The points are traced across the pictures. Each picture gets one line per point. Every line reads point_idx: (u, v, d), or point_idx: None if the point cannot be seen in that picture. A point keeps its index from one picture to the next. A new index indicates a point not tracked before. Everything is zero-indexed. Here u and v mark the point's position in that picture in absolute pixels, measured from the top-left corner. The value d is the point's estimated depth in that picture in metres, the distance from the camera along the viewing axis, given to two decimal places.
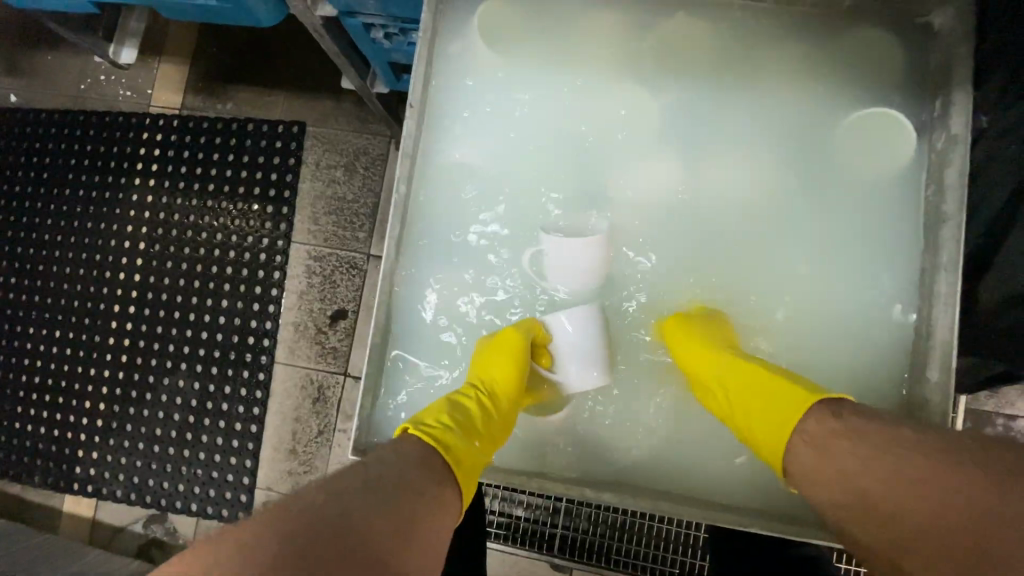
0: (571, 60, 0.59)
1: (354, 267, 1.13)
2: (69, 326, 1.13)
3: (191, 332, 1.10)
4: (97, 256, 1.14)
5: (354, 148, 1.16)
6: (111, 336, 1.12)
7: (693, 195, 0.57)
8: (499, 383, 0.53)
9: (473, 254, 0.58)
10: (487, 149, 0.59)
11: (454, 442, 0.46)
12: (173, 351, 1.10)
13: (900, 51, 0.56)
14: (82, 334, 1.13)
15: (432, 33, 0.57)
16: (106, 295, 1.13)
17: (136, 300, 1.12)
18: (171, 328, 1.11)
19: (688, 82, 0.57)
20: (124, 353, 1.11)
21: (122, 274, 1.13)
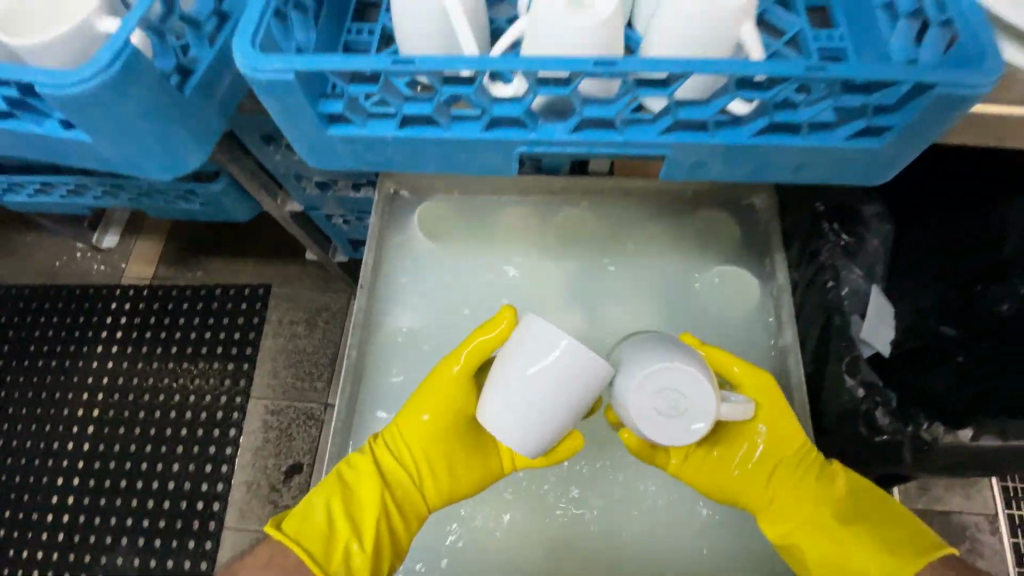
0: (491, 242, 0.75)
1: (311, 418, 1.17)
2: (7, 503, 1.12)
3: (135, 502, 1.10)
4: (48, 427, 1.16)
5: (316, 305, 1.27)
6: (50, 512, 1.11)
7: (595, 341, 0.71)
8: (410, 450, 0.61)
9: None
10: (426, 314, 0.72)
11: (313, 520, 0.55)
12: (114, 524, 1.09)
13: (738, 222, 0.74)
14: (21, 512, 1.11)
15: (381, 230, 0.73)
16: (51, 468, 1.13)
17: (81, 471, 1.13)
18: (121, 496, 1.11)
19: (581, 256, 0.74)
20: (61, 530, 1.10)
21: (71, 445, 1.15)
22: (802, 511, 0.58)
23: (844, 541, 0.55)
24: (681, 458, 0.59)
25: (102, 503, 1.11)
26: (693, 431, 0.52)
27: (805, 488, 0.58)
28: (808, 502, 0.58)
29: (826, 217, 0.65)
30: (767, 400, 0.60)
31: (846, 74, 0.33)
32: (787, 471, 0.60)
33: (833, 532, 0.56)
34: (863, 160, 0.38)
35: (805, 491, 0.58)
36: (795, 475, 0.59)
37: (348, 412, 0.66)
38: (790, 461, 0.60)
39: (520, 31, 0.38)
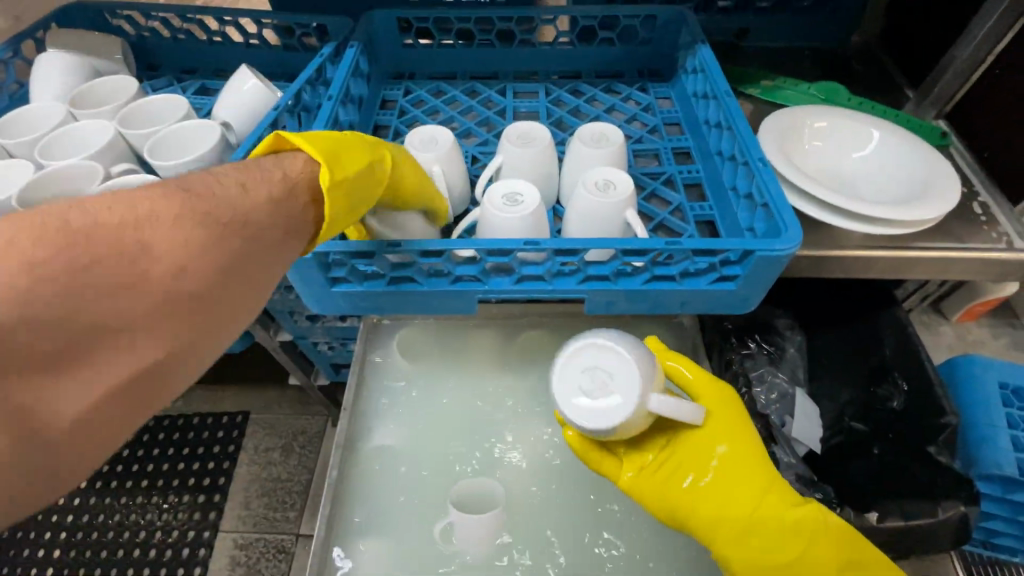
0: (459, 366, 0.87)
1: (281, 551, 1.16)
2: None
3: None
4: None
5: (293, 429, 1.31)
6: None
7: (553, 452, 0.79)
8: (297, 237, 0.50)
9: (392, 521, 0.73)
10: (401, 432, 0.80)
11: None
12: None
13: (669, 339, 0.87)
14: None
15: (363, 358, 0.83)
16: None
17: None
18: None
19: (537, 374, 0.86)
20: None
21: None
22: (767, 528, 0.56)
23: (807, 553, 0.56)
24: (642, 470, 0.59)
25: None
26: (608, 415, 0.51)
27: (769, 499, 0.56)
28: (772, 516, 0.56)
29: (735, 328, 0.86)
30: (717, 417, 0.59)
31: (698, 246, 0.49)
32: (750, 477, 0.57)
33: (795, 546, 0.56)
34: (725, 296, 0.52)
35: (771, 502, 0.56)
36: (757, 483, 0.57)
37: (326, 532, 0.69)
38: (749, 468, 0.58)
39: (476, 220, 0.57)
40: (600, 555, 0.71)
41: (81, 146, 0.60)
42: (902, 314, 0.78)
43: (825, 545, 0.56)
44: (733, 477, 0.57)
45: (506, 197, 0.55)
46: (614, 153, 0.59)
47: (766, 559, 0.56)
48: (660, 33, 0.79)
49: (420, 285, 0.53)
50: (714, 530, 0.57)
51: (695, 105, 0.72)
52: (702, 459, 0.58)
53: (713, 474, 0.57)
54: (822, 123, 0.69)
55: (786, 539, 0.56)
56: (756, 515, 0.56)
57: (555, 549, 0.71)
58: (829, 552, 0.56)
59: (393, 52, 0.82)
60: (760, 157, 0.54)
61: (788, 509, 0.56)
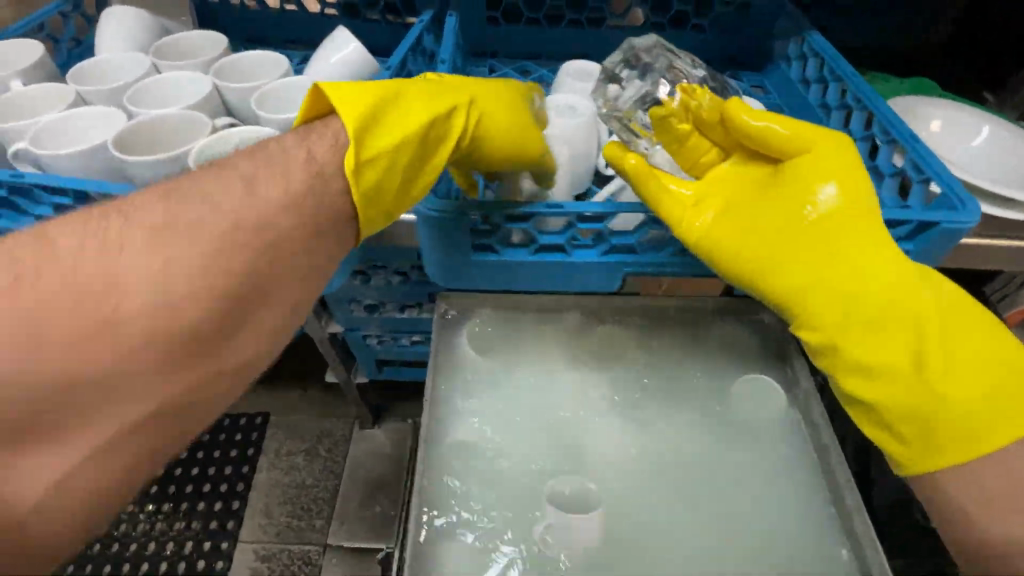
0: (532, 358, 0.82)
1: (308, 562, 1.08)
2: None
3: None
4: None
5: (318, 432, 1.23)
6: None
7: (641, 448, 0.75)
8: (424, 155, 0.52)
9: (481, 519, 0.67)
10: (479, 427, 0.75)
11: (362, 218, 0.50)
12: None
13: (748, 335, 0.84)
14: None
15: (438, 350, 0.79)
16: None
17: None
18: None
19: (617, 368, 0.82)
20: None
21: None
22: (901, 342, 0.46)
23: (951, 360, 0.47)
24: (707, 222, 0.51)
25: None
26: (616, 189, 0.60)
27: (898, 293, 0.46)
28: (907, 312, 0.46)
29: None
30: (835, 177, 0.49)
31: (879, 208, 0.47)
32: (872, 239, 0.47)
33: (933, 325, 0.47)
34: None
35: (903, 297, 0.46)
36: (867, 237, 0.47)
37: (416, 531, 0.65)
38: (863, 229, 0.47)
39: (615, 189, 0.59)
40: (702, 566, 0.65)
41: (180, 96, 0.54)
42: None
43: (996, 346, 0.48)
44: (857, 259, 0.47)
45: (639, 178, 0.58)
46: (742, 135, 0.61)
47: (882, 381, 0.47)
48: (755, 21, 0.77)
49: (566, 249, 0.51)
50: (795, 311, 0.49)
51: (800, 91, 0.71)
52: (798, 198, 0.49)
53: (807, 241, 0.48)
54: (937, 113, 0.68)
55: (927, 346, 0.46)
56: (884, 315, 0.46)
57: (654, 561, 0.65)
58: (1009, 376, 0.47)
59: (478, 28, 0.78)
60: (910, 136, 0.53)
61: (922, 284, 0.47)
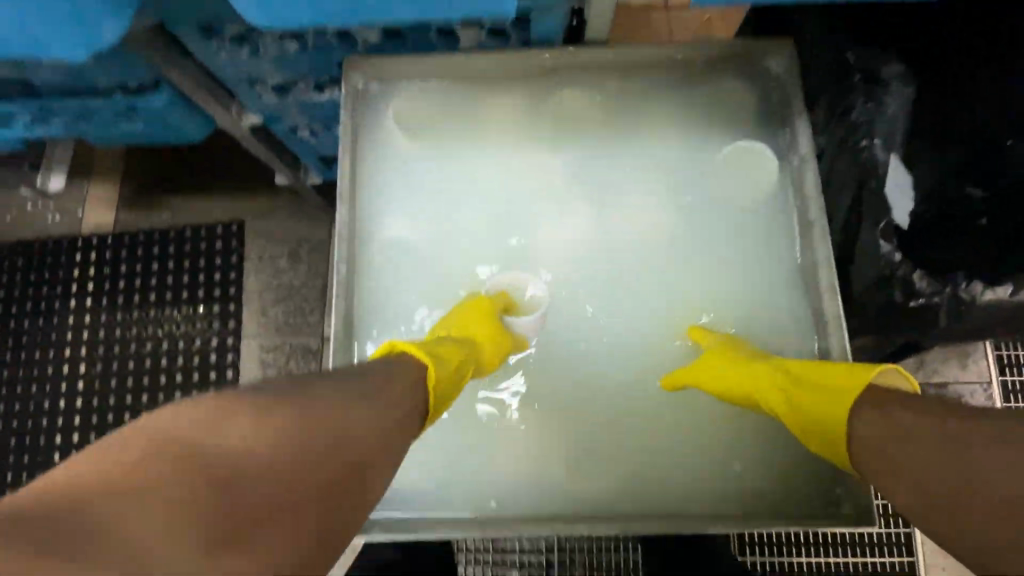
0: (482, 139, 0.68)
1: (309, 352, 1.20)
2: (24, 447, 1.15)
3: None
4: (35, 371, 1.19)
5: (295, 237, 1.26)
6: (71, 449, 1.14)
7: (602, 234, 0.65)
8: None
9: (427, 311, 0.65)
10: (413, 220, 0.66)
11: None
12: None
13: (748, 96, 0.66)
14: (26, 454, 1.14)
15: (353, 103, 0.65)
16: (62, 407, 1.16)
17: (82, 408, 1.16)
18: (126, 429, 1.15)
19: (582, 144, 0.67)
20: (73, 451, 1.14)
21: (67, 384, 1.17)
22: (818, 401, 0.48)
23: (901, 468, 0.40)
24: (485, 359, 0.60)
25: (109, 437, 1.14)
26: None
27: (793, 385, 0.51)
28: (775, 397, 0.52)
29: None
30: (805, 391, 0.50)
31: None
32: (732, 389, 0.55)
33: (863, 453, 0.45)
34: None
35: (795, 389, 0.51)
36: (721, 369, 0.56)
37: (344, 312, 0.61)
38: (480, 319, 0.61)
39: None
40: (626, 364, 0.62)
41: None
42: None
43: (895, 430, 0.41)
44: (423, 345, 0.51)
45: None
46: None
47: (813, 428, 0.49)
48: None
49: None
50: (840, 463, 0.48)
51: None
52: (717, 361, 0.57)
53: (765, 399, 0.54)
54: None
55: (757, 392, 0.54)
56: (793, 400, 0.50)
57: (584, 363, 0.62)
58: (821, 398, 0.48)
59: None
60: None
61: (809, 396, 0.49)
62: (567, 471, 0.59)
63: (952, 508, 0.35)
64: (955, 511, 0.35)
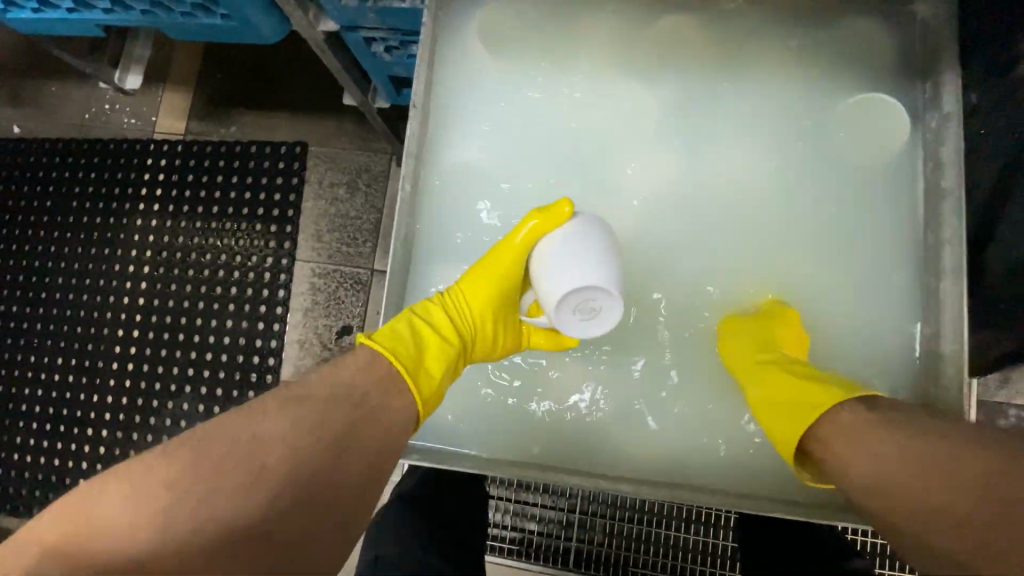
0: (570, 61, 0.61)
1: (358, 282, 1.21)
2: (88, 338, 1.22)
3: (195, 338, 1.19)
4: (103, 267, 1.24)
5: (356, 166, 1.24)
6: (129, 345, 1.20)
7: (690, 182, 0.59)
8: None
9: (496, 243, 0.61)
10: (487, 143, 0.61)
11: None
12: (179, 358, 1.19)
13: (885, 42, 0.57)
14: (89, 344, 1.21)
15: (439, 8, 0.59)
16: (125, 305, 1.22)
17: (142, 308, 1.21)
18: (181, 333, 1.20)
19: (683, 78, 0.60)
20: (131, 347, 1.20)
21: (129, 283, 1.23)
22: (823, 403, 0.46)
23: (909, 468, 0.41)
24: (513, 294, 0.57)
25: (165, 339, 1.20)
26: None
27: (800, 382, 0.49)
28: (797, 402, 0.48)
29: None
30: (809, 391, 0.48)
31: None
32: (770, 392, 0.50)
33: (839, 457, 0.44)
34: None
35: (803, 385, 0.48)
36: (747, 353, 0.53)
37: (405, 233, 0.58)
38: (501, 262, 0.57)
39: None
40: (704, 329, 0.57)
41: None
42: None
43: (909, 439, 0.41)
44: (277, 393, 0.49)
45: None
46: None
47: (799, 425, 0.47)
48: None
49: None
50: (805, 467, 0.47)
51: None
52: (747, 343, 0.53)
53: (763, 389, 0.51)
54: None
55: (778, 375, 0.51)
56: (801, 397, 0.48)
57: (659, 322, 0.58)
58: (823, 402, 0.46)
59: None
60: None
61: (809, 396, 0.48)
62: (631, 429, 0.56)
63: (959, 516, 0.38)
64: (961, 518, 0.38)
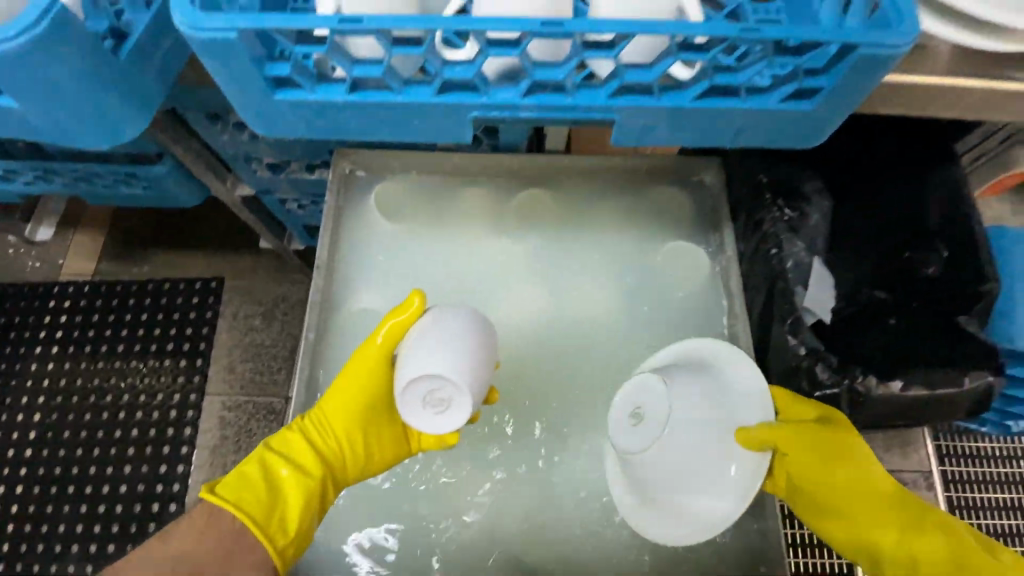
0: (451, 223, 0.76)
1: (272, 412, 1.20)
2: None
3: (90, 488, 1.12)
4: None
5: (273, 296, 1.28)
6: (12, 502, 1.12)
7: (553, 314, 0.72)
8: None
9: None
10: (382, 291, 0.72)
11: None
12: (68, 513, 1.11)
13: (687, 201, 0.76)
14: None
15: (340, 188, 0.74)
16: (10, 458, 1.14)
17: (29, 459, 1.14)
18: (74, 483, 1.13)
19: (540, 235, 0.76)
20: (14, 505, 1.12)
21: (17, 433, 1.16)
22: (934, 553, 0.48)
23: None
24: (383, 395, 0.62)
25: (55, 491, 1.12)
26: None
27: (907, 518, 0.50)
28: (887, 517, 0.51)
29: (771, 192, 0.72)
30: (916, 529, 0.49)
31: (780, 37, 0.34)
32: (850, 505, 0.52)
33: None
34: (805, 121, 0.39)
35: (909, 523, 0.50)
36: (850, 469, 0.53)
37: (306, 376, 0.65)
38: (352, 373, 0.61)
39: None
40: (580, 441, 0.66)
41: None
42: (956, 172, 0.71)
43: None
44: None
45: None
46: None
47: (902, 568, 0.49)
48: None
49: (393, 83, 0.37)
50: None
51: None
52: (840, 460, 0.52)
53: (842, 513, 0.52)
54: None
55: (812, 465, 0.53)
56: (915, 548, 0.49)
57: (541, 437, 0.66)
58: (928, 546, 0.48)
59: None
60: None
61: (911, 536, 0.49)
62: (524, 542, 0.62)
63: None
64: None
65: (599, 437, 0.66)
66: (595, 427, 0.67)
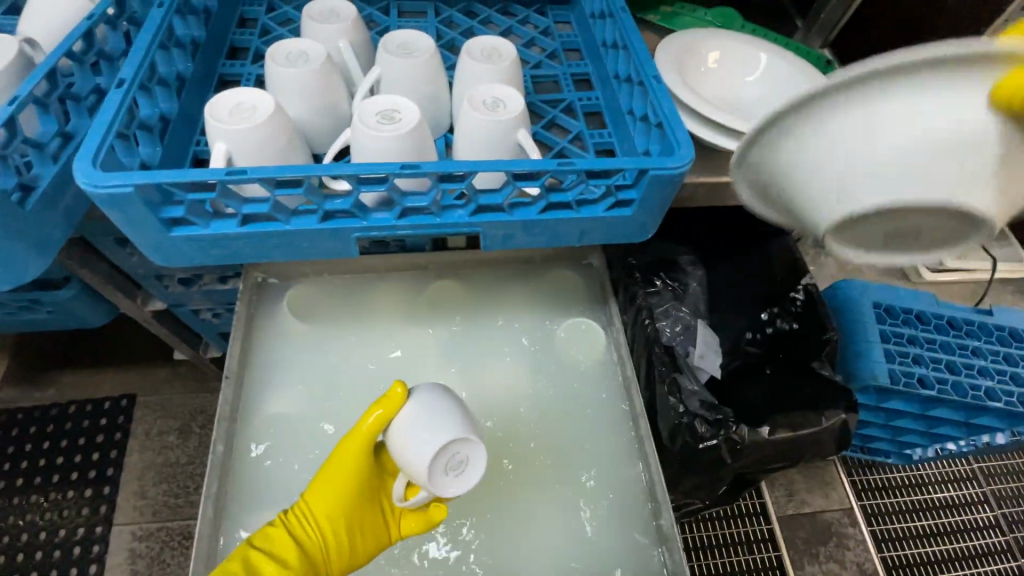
0: (365, 320, 0.80)
1: (188, 537, 1.10)
2: None
3: None
4: None
5: (191, 408, 1.22)
6: None
7: (468, 398, 0.76)
8: None
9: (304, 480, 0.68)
10: (297, 393, 0.73)
11: None
12: None
13: (579, 281, 0.85)
14: None
15: (253, 296, 0.77)
16: None
17: None
18: None
19: (451, 323, 0.81)
20: None
21: None
22: None
23: None
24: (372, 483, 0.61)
25: None
26: (346, 31, 0.54)
27: None
28: None
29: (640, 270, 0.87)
30: None
31: (590, 166, 0.45)
32: None
33: None
34: (628, 224, 0.49)
35: None
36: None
37: (217, 492, 0.64)
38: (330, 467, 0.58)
39: (348, 140, 0.47)
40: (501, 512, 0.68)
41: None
42: (789, 243, 0.86)
43: None
44: None
45: (400, 49, 0.52)
46: (506, 123, 0.47)
47: None
48: None
49: (283, 216, 0.44)
50: None
51: (594, 27, 0.66)
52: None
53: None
54: (717, 56, 0.71)
55: None
56: None
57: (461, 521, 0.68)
58: None
59: None
60: (654, 75, 0.51)
61: None
62: None
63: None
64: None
65: (519, 507, 0.69)
66: (513, 498, 0.69)
